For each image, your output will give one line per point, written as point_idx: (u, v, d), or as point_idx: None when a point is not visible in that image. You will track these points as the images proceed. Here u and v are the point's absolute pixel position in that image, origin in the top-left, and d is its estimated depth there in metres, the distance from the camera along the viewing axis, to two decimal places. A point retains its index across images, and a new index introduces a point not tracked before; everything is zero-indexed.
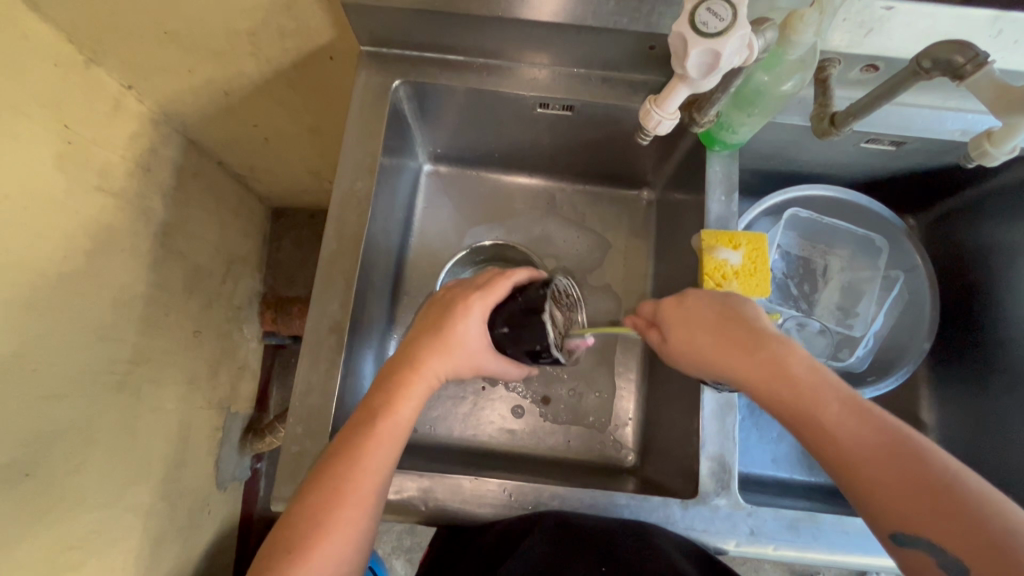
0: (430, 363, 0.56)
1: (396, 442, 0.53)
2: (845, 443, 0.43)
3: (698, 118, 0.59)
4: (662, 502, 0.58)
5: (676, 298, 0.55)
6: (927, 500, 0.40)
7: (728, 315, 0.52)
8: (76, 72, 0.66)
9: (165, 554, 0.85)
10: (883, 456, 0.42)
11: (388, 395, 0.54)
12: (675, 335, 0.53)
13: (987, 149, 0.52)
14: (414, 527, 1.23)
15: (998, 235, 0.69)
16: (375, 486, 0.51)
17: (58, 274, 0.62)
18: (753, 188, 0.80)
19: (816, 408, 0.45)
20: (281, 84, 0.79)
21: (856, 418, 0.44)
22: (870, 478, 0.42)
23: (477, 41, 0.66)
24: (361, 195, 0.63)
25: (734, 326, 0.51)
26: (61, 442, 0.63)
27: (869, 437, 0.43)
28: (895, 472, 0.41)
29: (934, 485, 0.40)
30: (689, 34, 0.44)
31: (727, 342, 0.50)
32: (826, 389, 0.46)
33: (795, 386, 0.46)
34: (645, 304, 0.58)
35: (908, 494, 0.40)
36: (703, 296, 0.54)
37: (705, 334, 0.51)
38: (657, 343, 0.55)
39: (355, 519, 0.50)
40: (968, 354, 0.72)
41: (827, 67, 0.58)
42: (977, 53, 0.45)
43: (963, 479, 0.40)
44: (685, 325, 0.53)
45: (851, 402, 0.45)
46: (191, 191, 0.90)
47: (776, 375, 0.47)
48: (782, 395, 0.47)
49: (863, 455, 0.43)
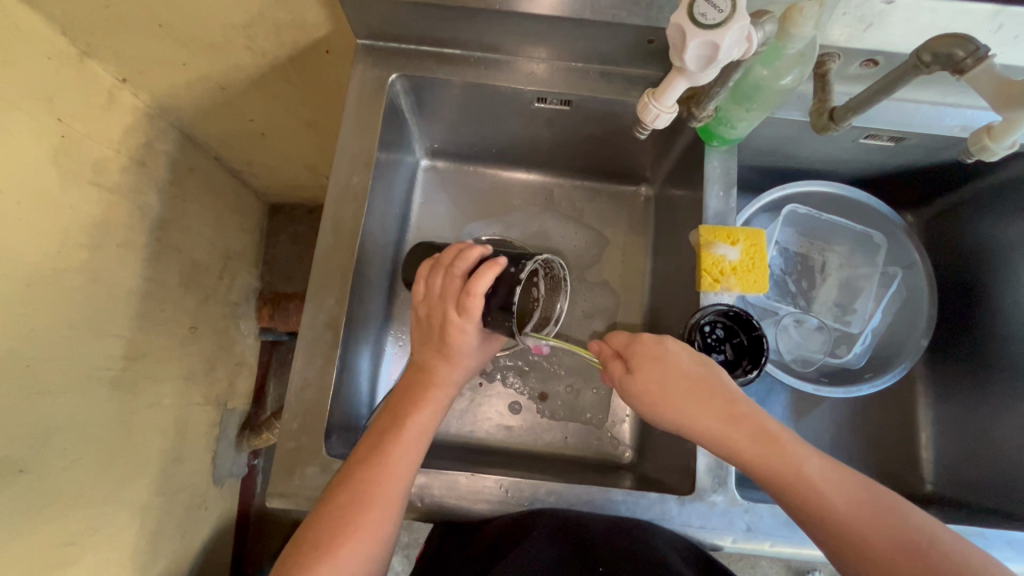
0: (444, 370, 0.57)
1: (420, 449, 0.54)
2: (826, 495, 0.44)
3: (696, 112, 0.59)
4: (659, 499, 0.57)
5: (653, 338, 0.54)
6: (907, 553, 0.41)
7: (699, 364, 0.52)
8: (70, 65, 0.65)
9: (162, 551, 0.85)
10: (864, 511, 0.43)
11: (411, 405, 0.56)
12: (647, 376, 0.52)
13: (987, 144, 0.52)
14: (412, 524, 1.22)
15: (997, 232, 0.69)
16: (399, 487, 0.52)
17: (53, 269, 0.62)
18: (752, 184, 0.79)
19: (796, 460, 0.46)
20: (276, 79, 0.78)
21: (833, 472, 0.45)
22: (856, 532, 0.43)
23: (475, 35, 0.66)
24: (357, 190, 0.63)
25: (707, 377, 0.51)
26: (57, 438, 0.63)
27: (847, 491, 0.44)
28: (876, 527, 0.42)
29: (911, 538, 0.42)
30: (689, 26, 0.44)
31: (701, 391, 0.50)
32: (803, 443, 0.47)
33: (772, 436, 0.47)
34: (617, 337, 0.56)
35: (890, 546, 0.42)
36: (673, 342, 0.53)
37: (677, 379, 0.51)
38: (621, 377, 0.54)
39: (384, 519, 0.51)
40: (966, 351, 0.72)
41: (826, 62, 0.57)
42: (978, 47, 0.44)
43: (931, 532, 0.42)
44: (659, 368, 0.52)
45: (826, 458, 0.47)
46: (187, 186, 0.89)
47: (753, 430, 0.47)
48: (760, 448, 0.47)
49: (845, 507, 0.44)
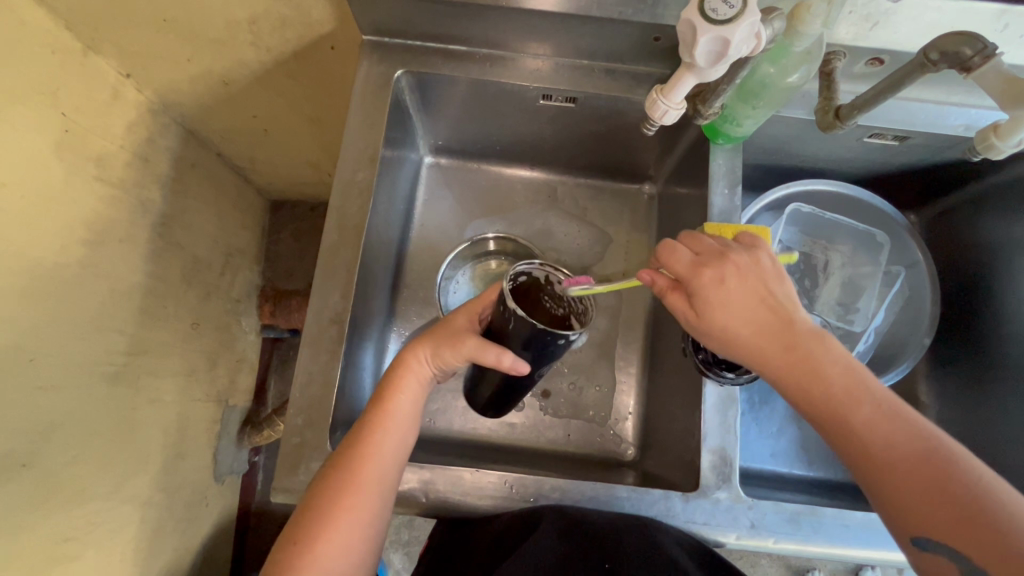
0: (412, 354, 0.57)
1: (400, 432, 0.55)
2: (876, 446, 0.41)
3: (702, 109, 0.59)
4: (663, 496, 0.57)
5: (716, 270, 0.47)
6: (960, 513, 0.38)
7: (770, 305, 0.46)
8: (74, 59, 0.65)
9: (162, 547, 0.85)
10: (916, 465, 0.40)
11: (385, 391, 0.56)
12: (709, 317, 0.47)
13: (993, 142, 0.52)
14: (412, 521, 1.23)
15: (999, 231, 0.69)
16: (380, 473, 0.52)
17: (56, 264, 0.62)
18: (756, 182, 0.79)
19: (845, 410, 0.43)
20: (280, 74, 0.78)
21: (889, 424, 0.42)
22: (901, 485, 0.40)
23: (480, 31, 0.66)
24: (362, 186, 0.63)
25: (772, 320, 0.46)
26: (58, 433, 0.63)
27: (904, 444, 0.41)
28: (927, 481, 0.39)
29: (966, 496, 0.38)
30: (699, 21, 0.44)
31: (764, 336, 0.46)
32: (860, 389, 0.44)
33: (828, 385, 0.44)
34: (673, 258, 0.49)
35: (941, 501, 0.38)
36: (737, 273, 0.47)
37: (741, 323, 0.46)
38: (684, 311, 0.48)
39: (363, 506, 0.51)
40: (968, 350, 0.72)
41: (833, 60, 0.57)
42: (985, 45, 0.45)
43: (1000, 491, 0.38)
44: (726, 308, 0.46)
45: (886, 407, 0.43)
46: (190, 181, 0.89)
47: (808, 374, 0.44)
48: (810, 395, 0.44)
49: (895, 459, 0.41)
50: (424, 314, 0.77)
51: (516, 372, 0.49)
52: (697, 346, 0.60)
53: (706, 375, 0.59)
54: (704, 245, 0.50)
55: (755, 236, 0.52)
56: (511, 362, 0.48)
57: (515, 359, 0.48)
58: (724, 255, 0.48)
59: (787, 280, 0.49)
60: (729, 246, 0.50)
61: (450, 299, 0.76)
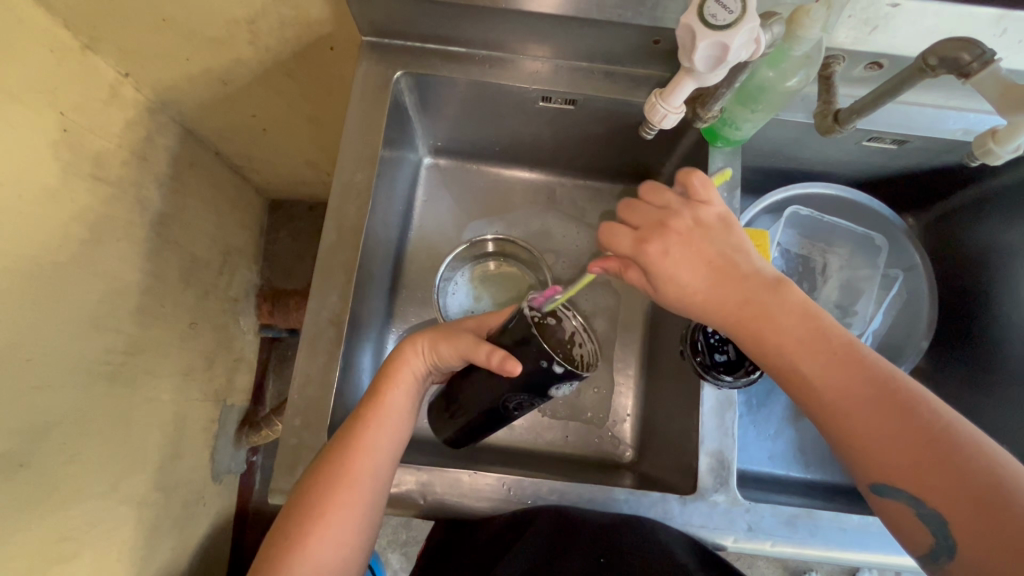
0: (409, 344, 0.57)
1: (396, 426, 0.55)
2: (832, 395, 0.42)
3: (702, 113, 0.59)
4: (661, 498, 0.57)
5: (659, 240, 0.49)
6: (912, 453, 0.39)
7: (718, 266, 0.47)
8: (71, 58, 0.65)
9: (159, 546, 0.85)
10: (870, 410, 0.41)
11: (378, 386, 0.56)
12: (661, 288, 0.48)
13: (992, 148, 0.52)
14: (410, 522, 1.23)
15: (996, 235, 0.69)
16: (372, 469, 0.52)
17: (52, 263, 0.61)
18: (755, 185, 0.80)
19: (799, 361, 0.44)
20: (279, 74, 0.78)
21: (843, 370, 0.43)
22: (855, 431, 0.41)
23: (480, 33, 0.66)
24: (361, 187, 0.63)
25: (722, 279, 0.47)
26: (55, 432, 0.63)
27: (858, 390, 0.42)
28: (880, 425, 0.40)
29: (917, 437, 0.39)
30: (698, 26, 0.44)
31: (717, 295, 0.47)
32: (815, 338, 0.44)
33: (782, 339, 0.44)
34: (615, 240, 0.51)
35: (896, 446, 0.40)
36: (680, 240, 0.49)
37: (693, 288, 0.47)
38: (644, 285, 0.51)
39: (355, 502, 0.51)
40: (965, 353, 0.72)
41: (832, 64, 0.58)
42: (983, 51, 0.45)
43: (954, 429, 0.39)
44: (675, 277, 0.48)
45: (840, 353, 0.43)
46: (188, 180, 0.89)
47: (761, 329, 0.45)
48: (765, 349, 0.45)
49: (852, 405, 0.42)
50: (422, 315, 0.77)
51: (503, 372, 0.48)
52: (695, 348, 0.60)
53: (704, 378, 0.59)
54: (644, 216, 0.51)
55: (706, 182, 0.51)
56: (501, 361, 0.48)
57: (505, 357, 0.48)
58: (664, 225, 0.50)
59: (731, 234, 0.49)
60: (672, 208, 0.51)
61: (449, 300, 0.76)
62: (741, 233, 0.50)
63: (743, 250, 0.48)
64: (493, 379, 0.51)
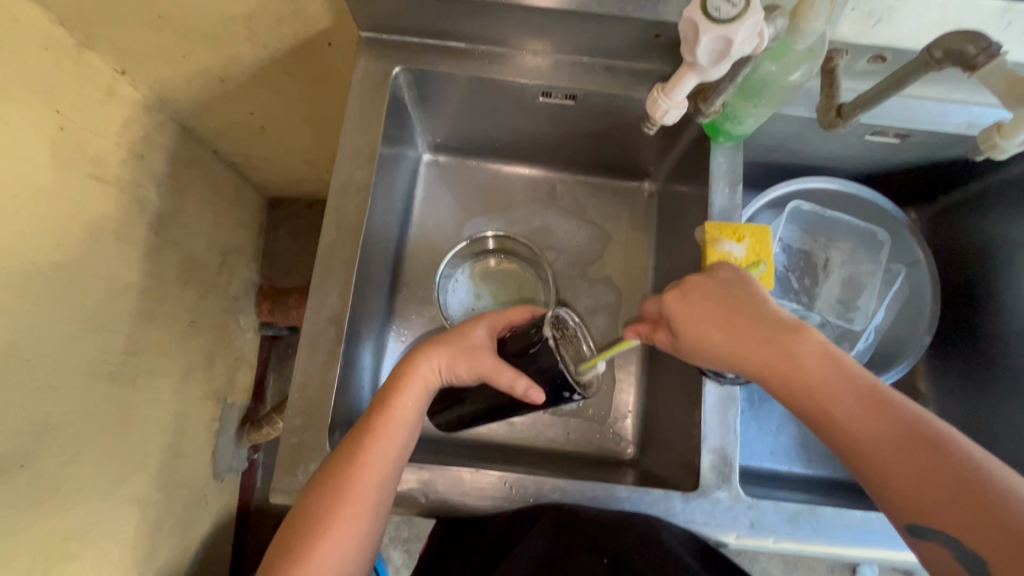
0: (424, 359, 0.56)
1: (402, 437, 0.54)
2: (861, 437, 0.42)
3: (703, 108, 0.59)
4: (663, 496, 0.57)
5: (678, 291, 0.51)
6: (946, 493, 0.39)
7: (742, 304, 0.49)
8: (68, 57, 0.64)
9: (161, 546, 0.85)
10: (901, 453, 0.41)
11: (386, 395, 0.55)
12: (681, 333, 0.50)
13: (997, 142, 0.51)
14: (412, 519, 1.22)
15: (1000, 229, 0.69)
16: (377, 481, 0.51)
17: (50, 264, 0.61)
18: (756, 180, 0.79)
19: (828, 403, 0.44)
20: (277, 71, 0.77)
21: (870, 411, 0.43)
22: (887, 473, 0.41)
23: (479, 28, 0.65)
24: (360, 184, 0.62)
25: (748, 319, 0.48)
26: (56, 433, 0.62)
27: (886, 432, 0.42)
28: (912, 466, 0.40)
29: (951, 477, 0.39)
30: (701, 20, 0.44)
31: (740, 334, 0.48)
32: (839, 378, 0.44)
33: (806, 380, 0.45)
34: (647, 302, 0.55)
35: (927, 486, 0.39)
36: (699, 289, 0.51)
37: (717, 329, 0.48)
38: (671, 346, 0.52)
39: (358, 517, 0.50)
40: (970, 348, 0.72)
41: (835, 57, 0.57)
42: (990, 43, 0.44)
43: (987, 468, 0.39)
44: (693, 321, 0.49)
45: (867, 394, 0.44)
46: (186, 178, 0.88)
47: (785, 370, 0.46)
48: (791, 391, 0.45)
49: (882, 449, 0.42)
50: (423, 313, 0.77)
51: (527, 400, 0.51)
52: None
53: (706, 375, 0.59)
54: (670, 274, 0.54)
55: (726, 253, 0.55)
56: (525, 389, 0.50)
57: (529, 386, 0.50)
58: (685, 279, 0.52)
59: (750, 285, 0.50)
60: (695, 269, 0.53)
61: (449, 298, 0.76)
62: (759, 285, 0.51)
63: (765, 298, 0.49)
64: (510, 399, 0.53)
